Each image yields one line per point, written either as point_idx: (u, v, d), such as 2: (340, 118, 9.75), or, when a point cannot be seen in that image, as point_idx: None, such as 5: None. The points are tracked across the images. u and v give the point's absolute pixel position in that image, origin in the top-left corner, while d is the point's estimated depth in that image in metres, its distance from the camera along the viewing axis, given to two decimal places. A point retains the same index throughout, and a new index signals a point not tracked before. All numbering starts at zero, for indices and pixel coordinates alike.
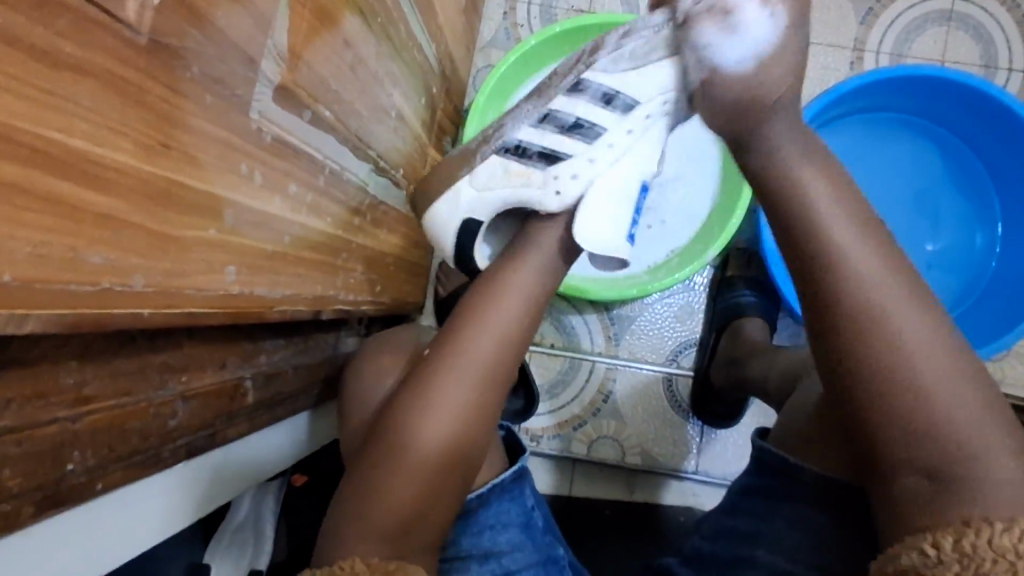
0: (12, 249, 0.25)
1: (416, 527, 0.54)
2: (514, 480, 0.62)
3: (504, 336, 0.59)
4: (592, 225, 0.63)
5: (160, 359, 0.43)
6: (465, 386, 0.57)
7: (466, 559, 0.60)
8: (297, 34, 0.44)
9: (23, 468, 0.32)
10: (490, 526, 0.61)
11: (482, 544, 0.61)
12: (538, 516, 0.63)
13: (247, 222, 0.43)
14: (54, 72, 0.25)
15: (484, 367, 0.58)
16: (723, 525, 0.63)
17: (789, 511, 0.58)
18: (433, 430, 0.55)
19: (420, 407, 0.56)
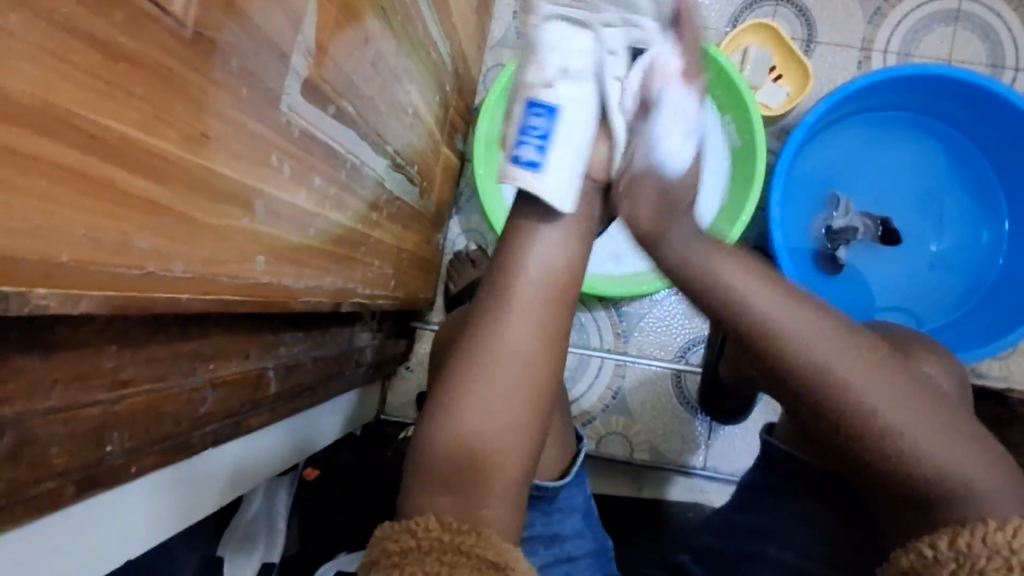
0: (69, 232, 0.26)
1: (471, 482, 0.47)
2: (582, 467, 0.64)
3: (558, 279, 0.52)
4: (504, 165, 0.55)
5: (190, 347, 0.43)
6: (517, 325, 0.50)
7: (535, 540, 0.59)
8: (324, 30, 0.45)
9: (67, 448, 0.33)
10: (559, 509, 0.60)
11: (551, 527, 0.60)
12: (595, 505, 0.65)
13: (276, 213, 0.44)
14: (110, 62, 0.26)
15: (535, 306, 0.51)
16: (732, 520, 0.63)
17: (794, 507, 0.60)
18: (486, 372, 0.49)
19: (472, 351, 0.49)
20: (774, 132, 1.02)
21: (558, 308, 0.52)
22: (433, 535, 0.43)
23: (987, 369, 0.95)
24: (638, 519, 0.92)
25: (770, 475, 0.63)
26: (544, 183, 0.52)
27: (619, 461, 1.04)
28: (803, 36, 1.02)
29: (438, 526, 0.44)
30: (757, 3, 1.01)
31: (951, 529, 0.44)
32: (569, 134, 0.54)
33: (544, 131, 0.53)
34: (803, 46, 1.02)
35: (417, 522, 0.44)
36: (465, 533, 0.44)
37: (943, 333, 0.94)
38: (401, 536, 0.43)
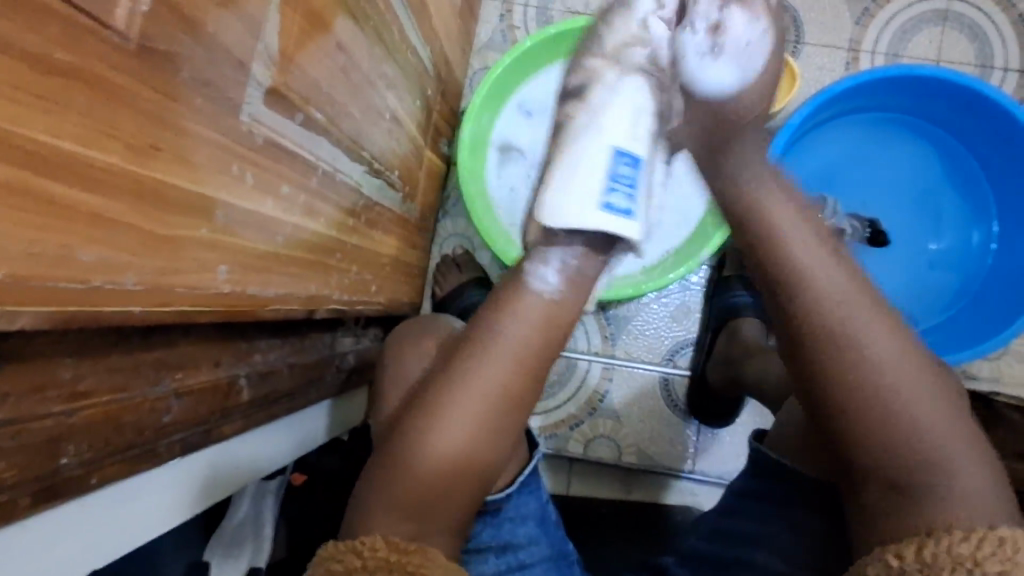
0: (5, 247, 0.26)
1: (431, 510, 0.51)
2: (533, 475, 0.63)
3: (541, 319, 0.55)
4: (556, 206, 0.58)
5: (155, 356, 0.44)
6: (499, 369, 0.53)
7: (485, 550, 0.60)
8: (288, 39, 0.45)
9: (19, 461, 0.33)
10: (509, 519, 0.61)
11: (501, 536, 0.61)
12: (551, 510, 0.65)
13: (239, 221, 0.44)
14: (46, 76, 0.26)
15: (520, 350, 0.54)
16: (717, 527, 0.63)
17: (785, 517, 0.58)
18: (462, 411, 0.52)
19: (457, 375, 0.53)
20: None
21: (537, 347, 0.55)
22: (378, 555, 0.45)
23: (978, 371, 0.95)
24: (628, 523, 0.91)
25: (761, 481, 0.61)
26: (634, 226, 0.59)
27: (607, 464, 1.03)
28: (790, 37, 1.01)
29: (384, 547, 0.46)
30: None
31: (915, 538, 0.44)
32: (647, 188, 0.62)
33: (625, 176, 0.60)
34: (790, 47, 1.01)
35: (363, 543, 0.46)
36: (412, 553, 0.46)
37: (933, 334, 0.93)
38: (344, 557, 0.45)
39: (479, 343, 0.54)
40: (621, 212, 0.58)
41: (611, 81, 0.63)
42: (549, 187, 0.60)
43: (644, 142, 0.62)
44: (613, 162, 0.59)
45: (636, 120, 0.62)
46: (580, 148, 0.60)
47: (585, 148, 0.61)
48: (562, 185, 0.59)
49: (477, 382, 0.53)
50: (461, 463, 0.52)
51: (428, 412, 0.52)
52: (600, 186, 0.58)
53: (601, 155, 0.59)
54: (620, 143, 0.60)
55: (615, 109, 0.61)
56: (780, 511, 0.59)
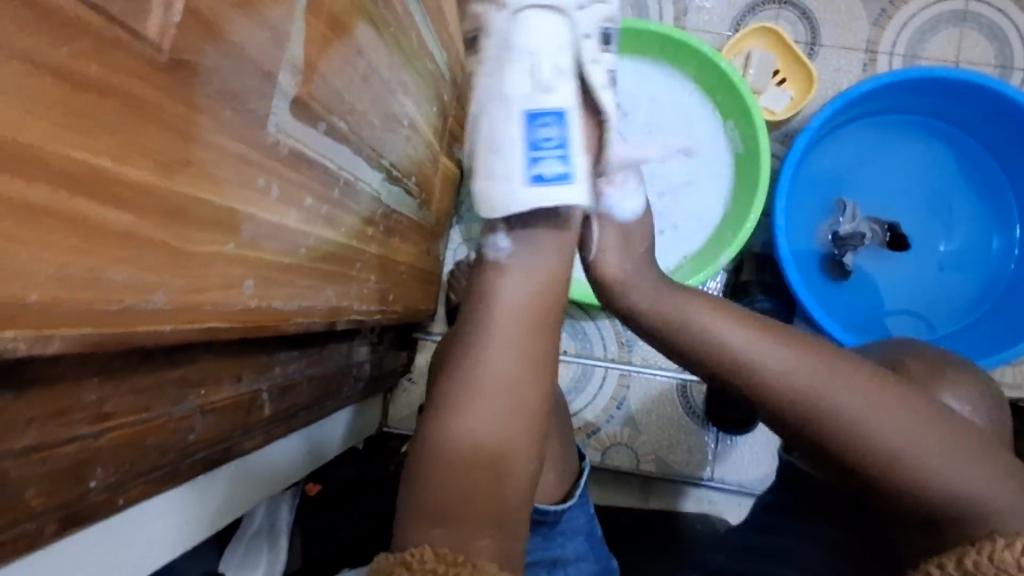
0: (36, 271, 0.25)
1: (460, 517, 0.49)
2: (585, 489, 0.64)
3: (540, 299, 0.57)
4: (502, 190, 0.57)
5: (179, 373, 0.42)
6: (502, 353, 0.54)
7: (537, 563, 0.58)
8: (312, 47, 0.44)
9: (45, 488, 0.32)
10: (562, 532, 0.60)
11: (551, 551, 0.59)
12: (597, 526, 0.64)
13: (264, 236, 0.43)
14: (76, 92, 0.25)
15: (517, 331, 0.55)
16: (749, 544, 0.63)
17: (822, 532, 0.59)
18: (472, 398, 0.52)
19: (466, 372, 0.53)
20: (778, 136, 1.00)
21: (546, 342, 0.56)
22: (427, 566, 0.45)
23: (1002, 377, 0.93)
24: (647, 532, 0.90)
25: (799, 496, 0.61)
26: (576, 190, 0.57)
27: (624, 472, 1.02)
28: (807, 38, 1.00)
29: (432, 559, 0.46)
30: (759, 6, 1.00)
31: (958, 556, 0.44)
32: (580, 134, 0.59)
33: (546, 142, 0.58)
34: (807, 49, 1.00)
35: (411, 555, 0.46)
36: (462, 566, 0.45)
37: (954, 341, 0.92)
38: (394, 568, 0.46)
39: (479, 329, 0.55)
40: (553, 180, 0.57)
41: (511, 16, 0.59)
42: (489, 172, 0.59)
43: (558, 90, 0.58)
44: (512, 120, 0.58)
45: (545, 73, 0.58)
46: (504, 111, 0.58)
47: (489, 122, 0.59)
48: (487, 166, 0.58)
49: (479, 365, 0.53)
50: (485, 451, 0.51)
51: (440, 410, 0.52)
52: (521, 163, 0.57)
53: (514, 130, 0.58)
54: (530, 105, 0.58)
55: (498, 80, 0.58)
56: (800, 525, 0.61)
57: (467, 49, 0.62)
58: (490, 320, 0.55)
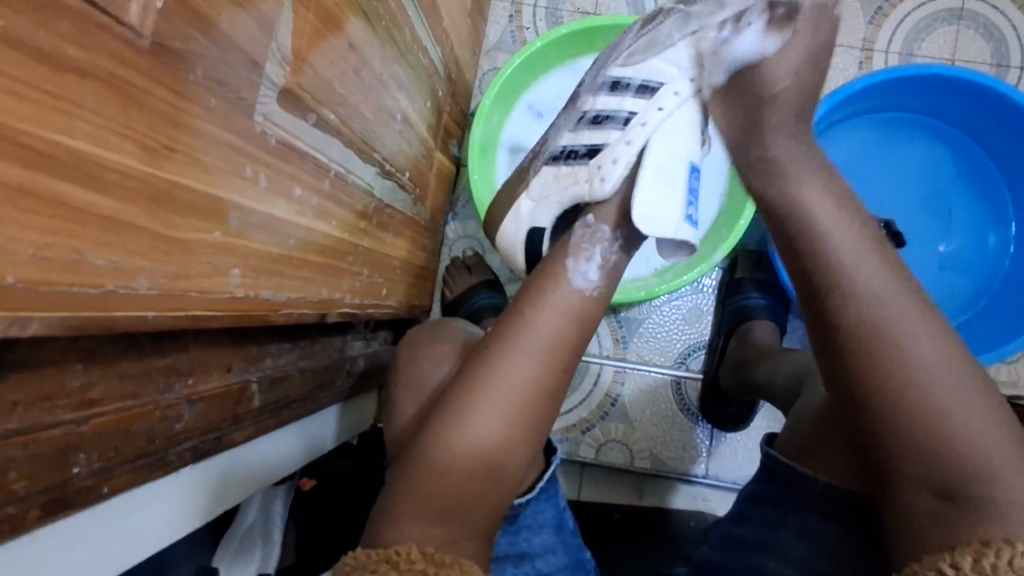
0: (14, 251, 0.25)
1: (462, 515, 0.53)
2: (551, 480, 0.63)
3: (561, 301, 0.58)
4: (659, 216, 0.60)
5: (166, 362, 0.43)
6: (528, 360, 0.55)
7: (502, 559, 0.61)
8: (301, 38, 0.44)
9: (28, 471, 0.32)
10: (526, 526, 0.62)
11: (518, 545, 0.61)
12: (568, 518, 0.66)
13: (251, 225, 0.43)
14: (57, 75, 0.25)
15: (545, 340, 0.56)
16: (733, 534, 0.61)
17: (796, 519, 0.55)
18: (483, 408, 0.54)
19: (487, 371, 0.55)
20: None
21: (563, 347, 0.57)
22: (416, 567, 0.47)
23: (997, 375, 0.93)
24: (640, 529, 0.90)
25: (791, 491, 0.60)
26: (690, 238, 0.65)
27: (618, 469, 1.02)
28: None
29: (421, 559, 0.48)
30: None
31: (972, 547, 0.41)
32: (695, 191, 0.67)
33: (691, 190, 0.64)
34: None
35: (397, 554, 0.48)
36: (449, 567, 0.47)
37: None
38: (378, 566, 0.47)
39: (512, 335, 0.56)
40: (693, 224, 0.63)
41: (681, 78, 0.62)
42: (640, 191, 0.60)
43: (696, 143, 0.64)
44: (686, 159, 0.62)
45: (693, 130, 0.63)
46: (641, 142, 0.62)
47: (644, 147, 0.62)
48: (649, 180, 0.60)
49: (497, 379, 0.55)
50: (482, 459, 0.54)
51: (454, 413, 0.54)
52: (682, 200, 0.62)
53: (683, 170, 0.62)
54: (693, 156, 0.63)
55: (677, 116, 0.63)
56: (792, 516, 0.56)
57: (603, 87, 0.64)
58: (526, 325, 0.57)
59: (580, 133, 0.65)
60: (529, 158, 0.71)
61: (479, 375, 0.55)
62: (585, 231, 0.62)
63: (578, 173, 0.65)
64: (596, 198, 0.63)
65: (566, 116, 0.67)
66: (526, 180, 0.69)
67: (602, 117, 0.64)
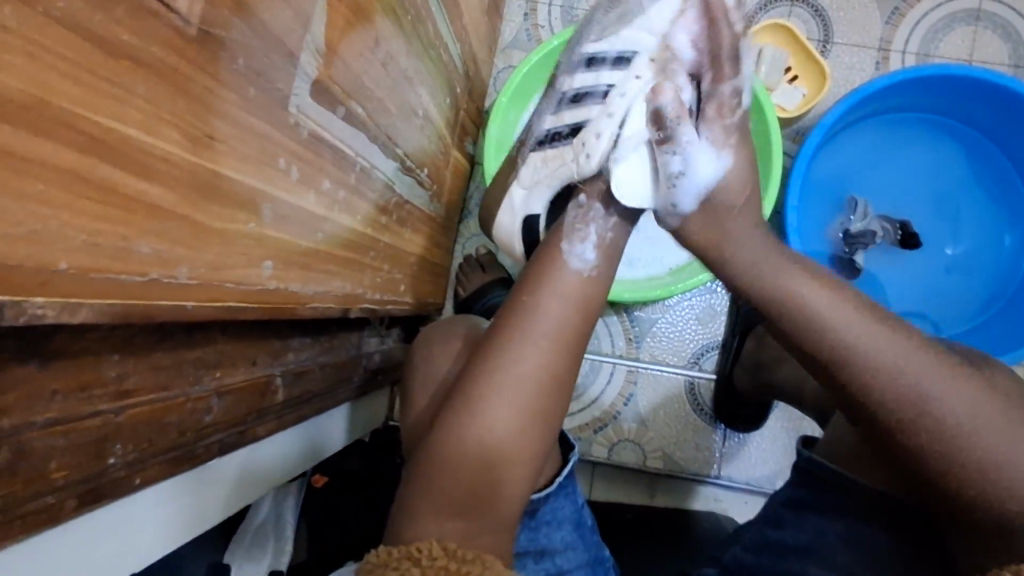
0: (66, 237, 0.25)
1: (483, 511, 0.53)
2: (569, 477, 0.63)
3: (581, 297, 0.58)
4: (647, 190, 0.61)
5: (196, 354, 0.43)
6: (538, 353, 0.55)
7: (524, 555, 0.60)
8: (333, 30, 0.44)
9: (68, 460, 0.32)
10: (546, 522, 0.61)
11: (538, 541, 0.61)
12: (587, 515, 0.65)
13: (283, 217, 0.43)
14: (110, 59, 0.25)
15: (557, 334, 0.56)
16: (768, 537, 0.61)
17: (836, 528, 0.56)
18: (490, 408, 0.54)
19: (504, 365, 0.55)
20: (790, 134, 1.00)
21: (573, 337, 0.57)
22: (437, 563, 0.46)
23: None
24: (653, 528, 0.90)
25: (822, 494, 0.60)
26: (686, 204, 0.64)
27: (631, 469, 1.02)
28: (819, 37, 1.00)
29: (443, 555, 0.46)
30: (772, 4, 1.00)
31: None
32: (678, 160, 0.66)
33: None
34: (819, 47, 1.00)
35: (420, 550, 0.47)
36: (470, 562, 0.46)
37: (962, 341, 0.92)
38: (400, 563, 0.46)
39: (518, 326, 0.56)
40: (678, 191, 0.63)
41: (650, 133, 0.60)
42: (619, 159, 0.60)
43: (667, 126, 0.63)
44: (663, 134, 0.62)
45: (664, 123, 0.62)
46: (620, 112, 0.61)
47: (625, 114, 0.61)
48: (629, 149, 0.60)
49: (506, 378, 0.54)
50: (500, 455, 0.53)
51: (463, 411, 0.54)
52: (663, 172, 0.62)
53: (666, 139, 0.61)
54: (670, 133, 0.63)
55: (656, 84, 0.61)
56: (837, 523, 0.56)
57: (580, 64, 0.66)
58: (536, 317, 0.56)
59: (562, 113, 0.67)
60: (519, 142, 0.74)
61: (488, 373, 0.55)
62: (577, 211, 0.63)
63: (563, 155, 0.65)
64: (582, 174, 0.63)
65: (548, 100, 0.69)
66: (517, 169, 0.72)
67: (581, 94, 0.65)
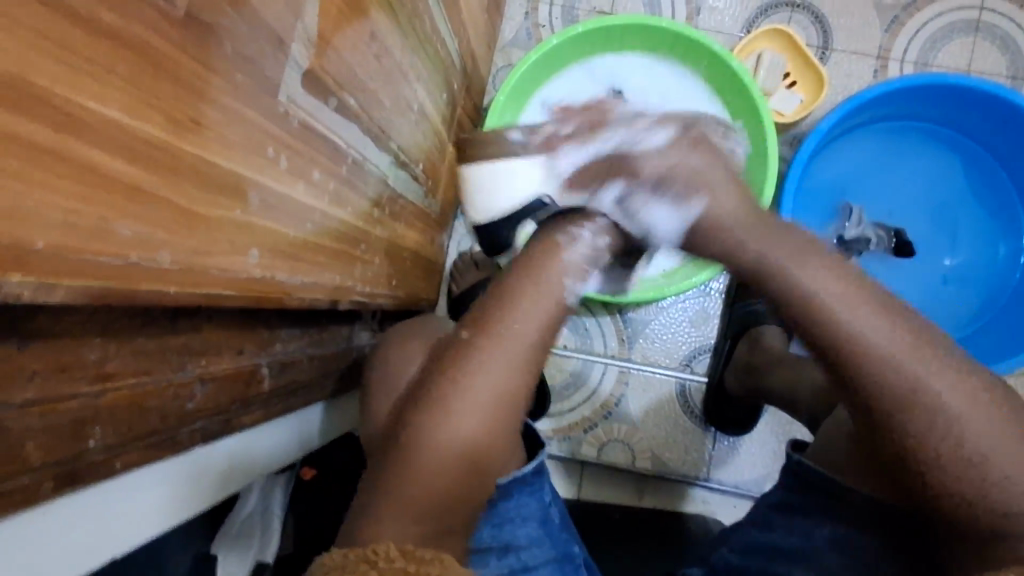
0: (43, 215, 0.25)
1: (443, 515, 0.53)
2: (535, 475, 0.62)
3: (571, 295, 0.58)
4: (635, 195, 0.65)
5: (180, 341, 0.42)
6: (501, 362, 0.55)
7: (485, 551, 0.61)
8: (326, 20, 0.44)
9: (45, 441, 0.32)
10: (509, 519, 0.61)
11: (501, 537, 0.61)
12: (553, 511, 0.64)
13: (271, 205, 0.43)
14: (91, 39, 0.25)
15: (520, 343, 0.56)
16: (757, 540, 0.61)
17: None
18: (468, 401, 0.54)
19: (469, 371, 0.55)
20: (787, 139, 1.00)
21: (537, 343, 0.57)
22: (395, 565, 0.46)
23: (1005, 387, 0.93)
24: (640, 531, 0.89)
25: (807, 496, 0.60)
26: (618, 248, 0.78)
27: (620, 469, 1.02)
28: (819, 43, 1.00)
29: (400, 556, 0.47)
30: (772, 8, 1.00)
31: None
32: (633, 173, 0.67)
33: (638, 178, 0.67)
34: (818, 52, 1.00)
35: (376, 552, 0.47)
36: (426, 562, 0.47)
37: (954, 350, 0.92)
38: (356, 566, 0.46)
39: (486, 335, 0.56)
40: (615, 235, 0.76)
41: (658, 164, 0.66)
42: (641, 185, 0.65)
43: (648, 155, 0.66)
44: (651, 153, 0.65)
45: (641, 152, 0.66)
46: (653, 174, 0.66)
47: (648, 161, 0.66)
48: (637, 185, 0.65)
49: (469, 383, 0.54)
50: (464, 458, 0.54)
51: (434, 404, 0.54)
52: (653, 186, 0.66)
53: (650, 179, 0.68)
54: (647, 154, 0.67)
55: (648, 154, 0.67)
56: None
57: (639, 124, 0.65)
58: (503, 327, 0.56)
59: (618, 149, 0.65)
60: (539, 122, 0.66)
61: (459, 371, 0.55)
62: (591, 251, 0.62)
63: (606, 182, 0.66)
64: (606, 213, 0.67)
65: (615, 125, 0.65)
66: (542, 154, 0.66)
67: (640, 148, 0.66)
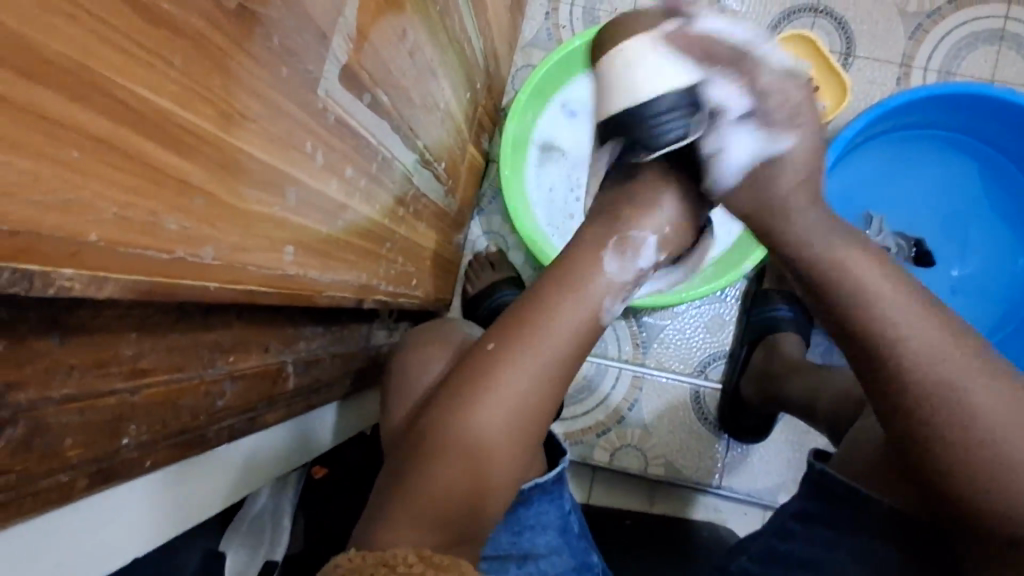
0: (98, 209, 0.24)
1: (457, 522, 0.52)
2: (556, 482, 0.61)
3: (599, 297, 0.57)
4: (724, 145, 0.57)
5: (212, 337, 0.42)
6: (526, 368, 0.54)
7: (505, 559, 0.61)
8: (365, 15, 0.43)
9: (82, 439, 0.31)
10: (529, 526, 0.61)
11: (520, 546, 0.61)
12: (574, 521, 0.64)
13: (306, 201, 0.42)
14: (150, 28, 0.25)
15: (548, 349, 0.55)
16: (778, 548, 0.61)
17: (848, 541, 0.56)
18: (491, 406, 0.53)
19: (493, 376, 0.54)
20: None
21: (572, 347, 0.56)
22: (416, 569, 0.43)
23: None
24: (654, 537, 0.88)
25: None
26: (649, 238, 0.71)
27: (632, 474, 1.01)
28: (841, 49, 1.00)
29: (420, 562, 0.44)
30: (796, 14, 0.99)
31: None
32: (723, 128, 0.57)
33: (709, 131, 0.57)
34: (841, 59, 1.00)
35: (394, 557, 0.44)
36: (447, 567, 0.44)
37: None
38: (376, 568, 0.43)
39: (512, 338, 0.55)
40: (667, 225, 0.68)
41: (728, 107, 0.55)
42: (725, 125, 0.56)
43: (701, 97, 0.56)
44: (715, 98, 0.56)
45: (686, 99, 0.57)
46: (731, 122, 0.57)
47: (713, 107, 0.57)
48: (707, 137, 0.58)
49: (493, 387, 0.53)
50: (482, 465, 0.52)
51: (453, 409, 0.53)
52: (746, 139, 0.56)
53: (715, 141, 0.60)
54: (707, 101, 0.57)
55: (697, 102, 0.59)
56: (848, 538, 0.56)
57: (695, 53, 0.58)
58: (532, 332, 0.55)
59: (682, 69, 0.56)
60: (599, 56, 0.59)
61: (484, 375, 0.53)
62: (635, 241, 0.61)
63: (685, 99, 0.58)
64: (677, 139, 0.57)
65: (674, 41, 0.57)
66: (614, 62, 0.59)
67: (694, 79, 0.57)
